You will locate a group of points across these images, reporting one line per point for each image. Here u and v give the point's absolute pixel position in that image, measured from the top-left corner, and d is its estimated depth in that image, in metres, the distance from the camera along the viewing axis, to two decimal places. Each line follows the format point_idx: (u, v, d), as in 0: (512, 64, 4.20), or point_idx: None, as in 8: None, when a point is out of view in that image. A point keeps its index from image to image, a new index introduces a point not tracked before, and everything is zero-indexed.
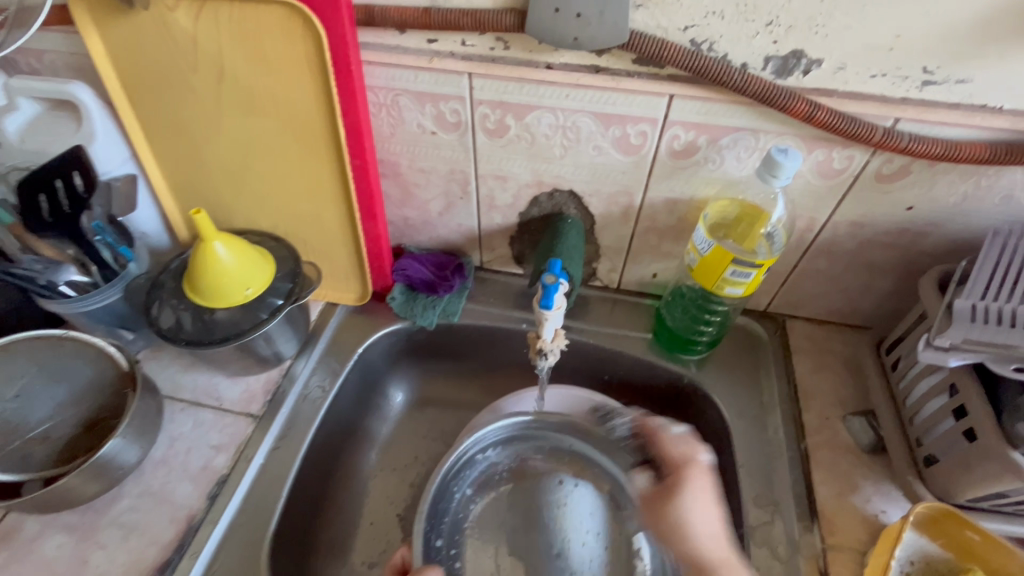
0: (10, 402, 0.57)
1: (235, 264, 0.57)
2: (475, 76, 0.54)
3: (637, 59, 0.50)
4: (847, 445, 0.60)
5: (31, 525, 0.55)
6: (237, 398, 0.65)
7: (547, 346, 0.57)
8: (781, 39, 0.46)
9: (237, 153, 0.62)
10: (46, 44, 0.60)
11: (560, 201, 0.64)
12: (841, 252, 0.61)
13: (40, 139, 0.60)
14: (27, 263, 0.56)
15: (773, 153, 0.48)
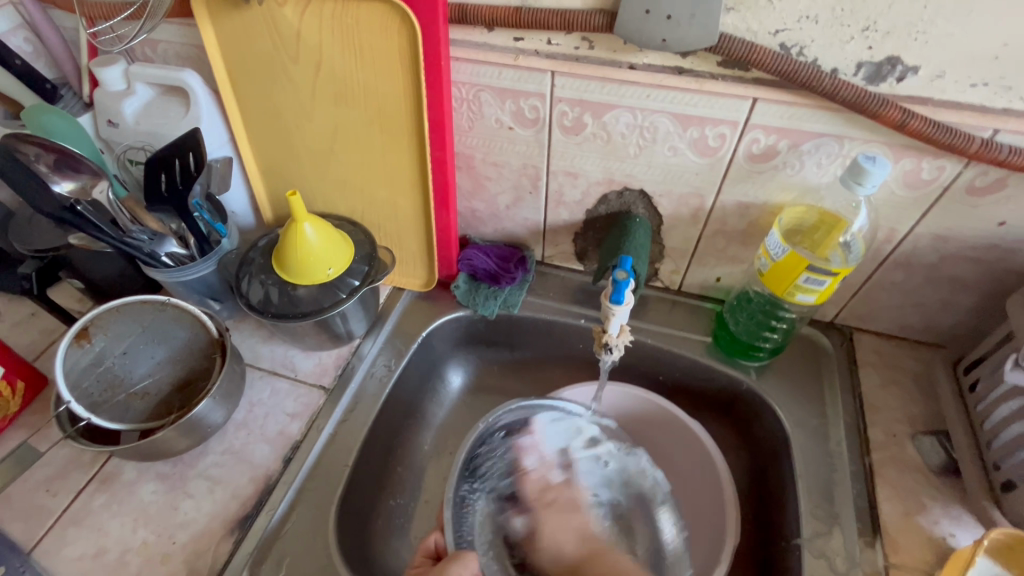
0: (117, 357, 0.61)
1: (320, 245, 0.61)
2: (558, 75, 0.55)
3: (723, 61, 0.50)
4: (916, 464, 0.59)
5: (129, 470, 0.61)
6: (311, 370, 0.69)
7: (613, 341, 0.58)
8: (877, 44, 0.46)
9: (324, 139, 0.66)
10: (163, 35, 0.66)
11: (629, 200, 0.65)
12: (920, 265, 0.59)
13: (154, 122, 0.66)
14: (137, 234, 0.61)
15: (861, 159, 0.48)
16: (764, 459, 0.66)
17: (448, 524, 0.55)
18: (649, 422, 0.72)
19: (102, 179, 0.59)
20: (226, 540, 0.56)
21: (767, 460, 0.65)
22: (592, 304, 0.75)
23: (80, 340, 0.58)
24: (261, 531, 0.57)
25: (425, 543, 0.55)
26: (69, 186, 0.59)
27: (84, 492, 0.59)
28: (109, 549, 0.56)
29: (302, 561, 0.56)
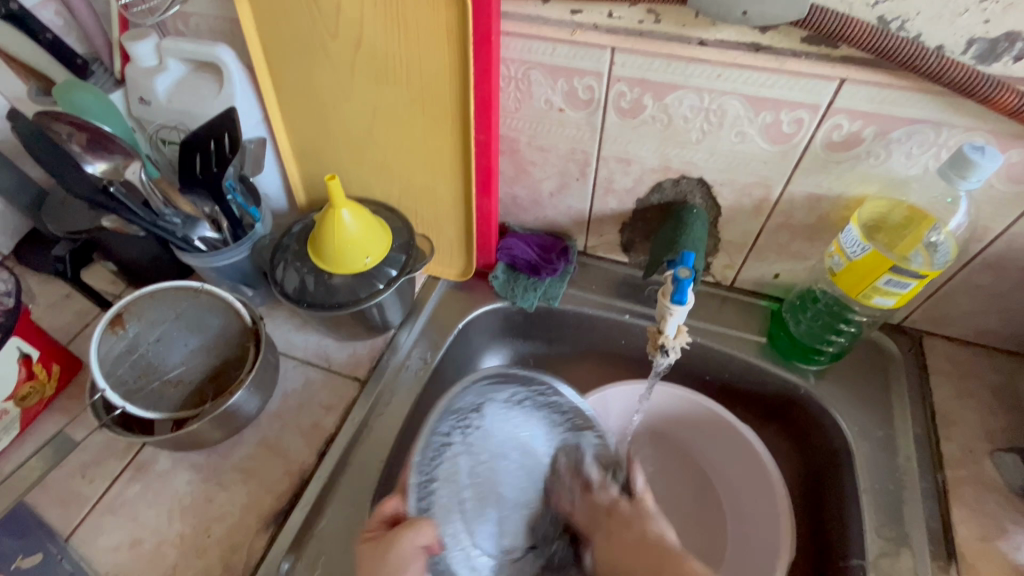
0: (151, 344, 0.60)
1: (360, 232, 0.58)
2: (619, 52, 0.51)
3: (807, 37, 0.45)
4: (995, 483, 0.54)
5: (163, 460, 0.60)
6: (345, 361, 0.67)
7: (669, 343, 0.55)
8: (995, 18, 0.40)
9: (361, 120, 0.62)
10: (196, 8, 0.63)
11: (686, 188, 0.60)
12: (1012, 267, 0.54)
13: (187, 99, 0.63)
14: (169, 217, 0.59)
15: (966, 150, 0.43)
16: (822, 469, 0.62)
17: (408, 490, 0.50)
18: (692, 425, 0.68)
19: (134, 160, 0.57)
20: (262, 536, 0.55)
21: (825, 471, 0.61)
22: (637, 298, 0.71)
23: (115, 326, 0.57)
24: (296, 527, 0.55)
25: (382, 507, 0.49)
26: (101, 166, 0.56)
27: (119, 480, 0.58)
28: (145, 540, 0.55)
29: (338, 560, 0.54)
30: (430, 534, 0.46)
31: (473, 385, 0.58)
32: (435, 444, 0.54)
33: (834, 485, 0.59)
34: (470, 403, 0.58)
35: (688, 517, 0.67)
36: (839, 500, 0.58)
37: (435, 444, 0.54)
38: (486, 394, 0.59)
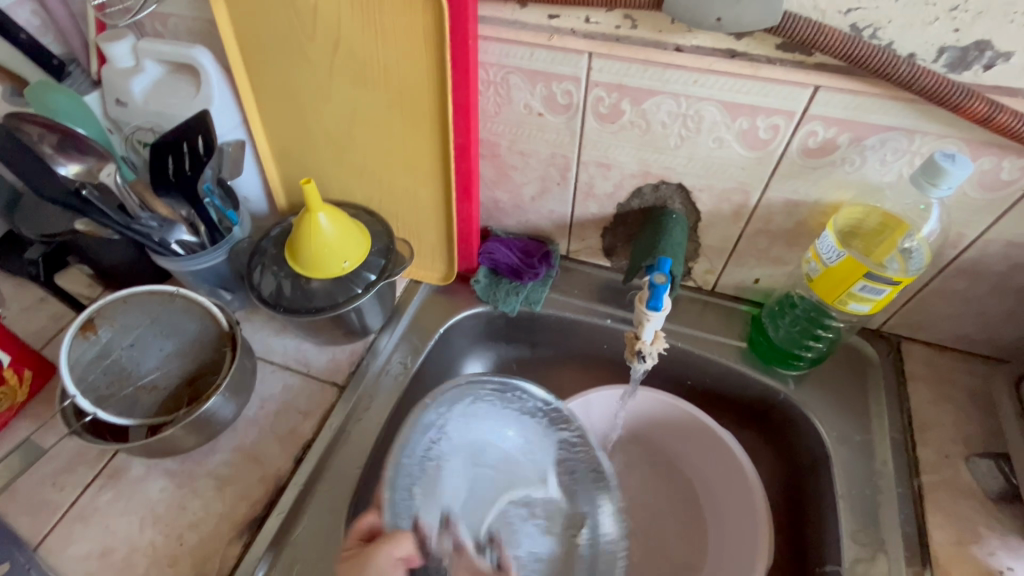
0: (124, 349, 0.59)
1: (336, 237, 0.57)
2: (596, 57, 0.51)
3: (782, 44, 0.45)
4: (971, 488, 0.55)
5: (137, 466, 0.59)
6: (324, 366, 0.67)
7: (646, 348, 0.55)
8: (965, 27, 0.41)
9: (341, 123, 0.62)
10: (173, 9, 0.62)
11: (666, 193, 0.60)
12: (987, 273, 0.54)
13: (163, 101, 0.63)
14: (145, 220, 0.58)
15: (937, 157, 0.44)
16: (801, 473, 0.62)
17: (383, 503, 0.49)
18: (672, 429, 0.68)
19: (108, 162, 0.56)
20: (236, 544, 0.54)
21: (804, 475, 0.61)
22: (619, 303, 0.71)
23: (85, 331, 0.56)
24: (271, 534, 0.54)
25: (358, 523, 0.47)
26: (75, 168, 0.56)
27: (91, 488, 0.57)
28: (117, 549, 0.54)
29: (313, 568, 0.54)
30: (409, 546, 0.44)
31: (442, 399, 0.59)
32: (410, 461, 0.55)
33: (813, 491, 0.59)
34: (438, 415, 0.58)
35: (670, 522, 0.67)
36: (817, 505, 0.58)
37: (409, 467, 0.55)
38: (456, 405, 0.60)
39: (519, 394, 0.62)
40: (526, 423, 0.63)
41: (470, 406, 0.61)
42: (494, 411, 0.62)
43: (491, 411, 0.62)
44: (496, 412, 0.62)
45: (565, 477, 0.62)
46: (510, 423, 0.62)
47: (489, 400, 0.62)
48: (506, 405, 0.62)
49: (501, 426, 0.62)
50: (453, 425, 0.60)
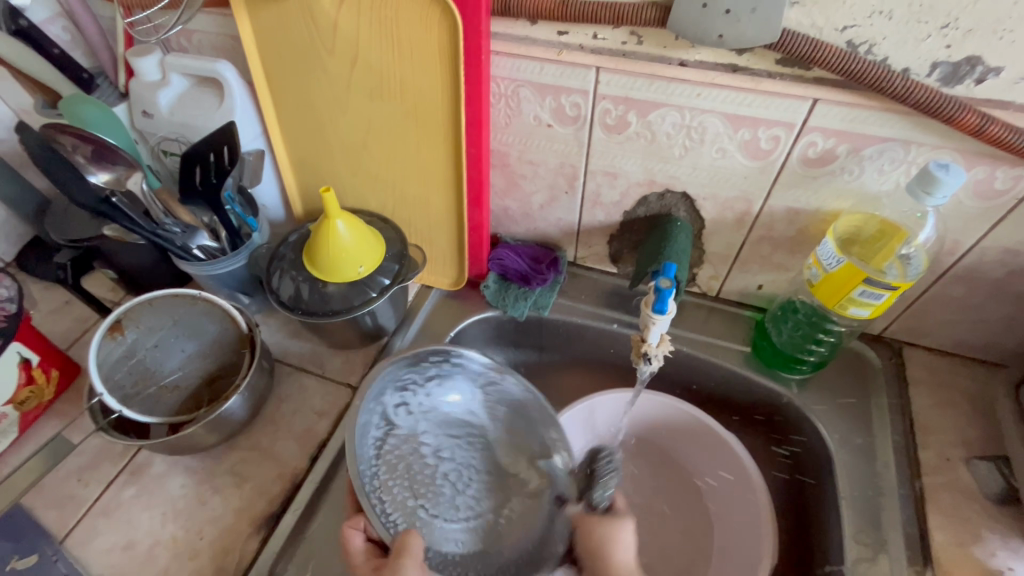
0: (149, 349, 0.61)
1: (352, 243, 0.59)
2: (603, 71, 0.53)
3: (782, 59, 0.47)
4: (972, 490, 0.56)
5: (158, 464, 0.61)
6: (339, 367, 0.69)
7: (652, 350, 0.57)
8: (956, 43, 0.43)
9: (356, 133, 0.64)
10: (198, 25, 0.65)
11: (671, 202, 0.62)
12: (985, 280, 0.55)
13: (188, 112, 0.65)
14: (169, 227, 0.61)
15: (932, 167, 0.45)
16: (805, 474, 0.63)
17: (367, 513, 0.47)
18: (681, 435, 0.70)
19: (137, 171, 0.59)
20: (253, 538, 0.56)
21: (808, 477, 0.62)
22: (625, 308, 0.73)
23: (113, 333, 0.58)
24: (288, 530, 0.56)
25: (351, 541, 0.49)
26: (105, 177, 0.58)
27: (114, 483, 0.59)
28: (139, 542, 0.56)
29: (329, 562, 0.56)
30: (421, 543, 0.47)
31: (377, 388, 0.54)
32: (365, 470, 0.52)
33: (816, 492, 0.60)
34: (377, 410, 0.55)
35: (680, 526, 0.68)
36: (821, 506, 0.59)
37: (366, 480, 0.51)
38: (391, 391, 0.56)
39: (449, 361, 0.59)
40: (459, 384, 0.61)
41: (405, 390, 0.58)
42: (425, 386, 0.59)
43: (423, 384, 0.59)
44: (426, 386, 0.59)
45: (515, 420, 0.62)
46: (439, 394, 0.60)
47: (416, 381, 0.59)
48: (437, 375, 0.59)
49: (432, 398, 0.60)
50: (388, 416, 0.57)
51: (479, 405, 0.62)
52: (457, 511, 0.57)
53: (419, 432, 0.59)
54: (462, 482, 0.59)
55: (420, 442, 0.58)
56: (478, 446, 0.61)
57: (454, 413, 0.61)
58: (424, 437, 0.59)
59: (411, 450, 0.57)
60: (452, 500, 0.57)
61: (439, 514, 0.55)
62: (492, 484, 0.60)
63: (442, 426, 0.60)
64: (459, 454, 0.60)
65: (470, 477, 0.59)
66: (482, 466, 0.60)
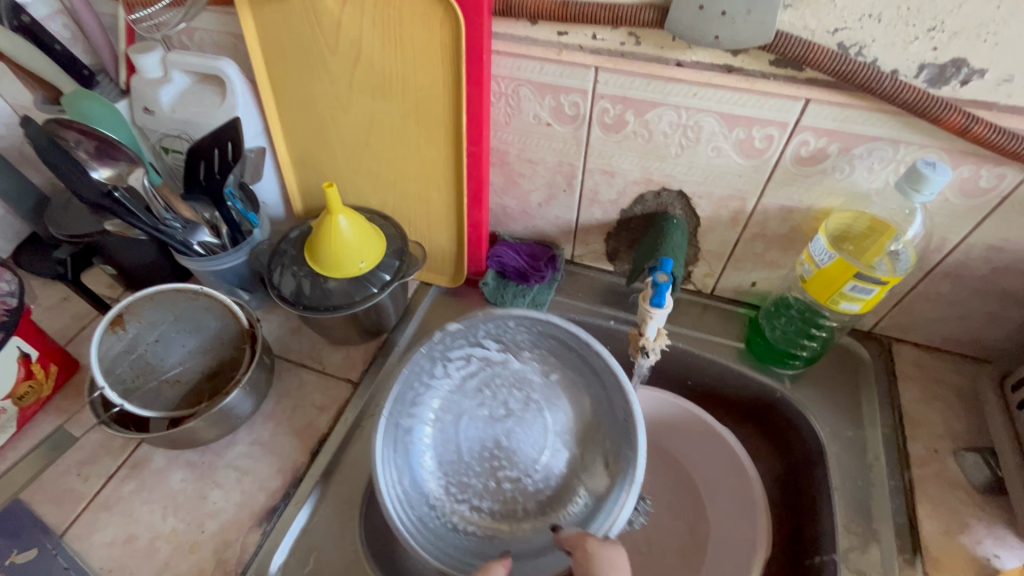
0: (150, 344, 0.62)
1: (354, 239, 0.60)
2: (602, 71, 0.54)
3: (775, 60, 0.49)
4: (959, 480, 0.57)
5: (158, 458, 0.61)
6: (339, 363, 0.69)
7: (649, 344, 0.58)
8: (942, 46, 0.44)
9: (358, 130, 0.65)
10: (200, 24, 0.66)
11: (667, 200, 0.63)
12: (971, 276, 0.57)
13: (190, 109, 0.66)
14: (170, 222, 0.61)
15: (920, 165, 0.47)
16: (799, 467, 0.64)
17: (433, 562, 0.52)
18: (676, 430, 0.71)
19: (138, 167, 0.60)
20: (255, 531, 0.56)
21: (802, 469, 0.64)
22: (621, 305, 0.74)
23: (115, 326, 0.59)
24: (289, 522, 0.57)
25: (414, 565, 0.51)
26: (106, 173, 0.59)
27: (114, 478, 0.60)
28: (139, 536, 0.56)
29: (330, 554, 0.56)
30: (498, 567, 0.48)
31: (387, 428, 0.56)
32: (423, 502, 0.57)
33: (810, 485, 0.62)
34: (403, 440, 0.57)
35: (676, 521, 0.70)
36: (814, 498, 0.60)
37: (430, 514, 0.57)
38: (405, 412, 0.58)
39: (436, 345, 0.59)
40: (465, 351, 0.62)
41: (418, 396, 0.59)
42: (434, 373, 0.60)
43: (430, 375, 0.60)
44: (433, 373, 0.60)
45: (548, 351, 0.62)
46: (453, 368, 0.62)
47: (419, 382, 0.59)
48: (438, 360, 0.60)
49: (444, 373, 0.61)
50: (419, 434, 0.59)
51: (493, 349, 0.62)
52: (540, 459, 0.61)
53: (448, 418, 0.61)
54: (530, 426, 0.62)
55: (459, 424, 0.62)
56: (518, 386, 0.63)
57: (474, 371, 0.62)
58: (455, 412, 0.62)
59: (450, 435, 0.61)
60: (527, 440, 0.61)
61: (523, 462, 0.61)
62: (558, 409, 0.62)
63: (466, 392, 0.62)
64: (502, 395, 0.63)
65: (530, 406, 0.62)
66: (537, 396, 0.63)
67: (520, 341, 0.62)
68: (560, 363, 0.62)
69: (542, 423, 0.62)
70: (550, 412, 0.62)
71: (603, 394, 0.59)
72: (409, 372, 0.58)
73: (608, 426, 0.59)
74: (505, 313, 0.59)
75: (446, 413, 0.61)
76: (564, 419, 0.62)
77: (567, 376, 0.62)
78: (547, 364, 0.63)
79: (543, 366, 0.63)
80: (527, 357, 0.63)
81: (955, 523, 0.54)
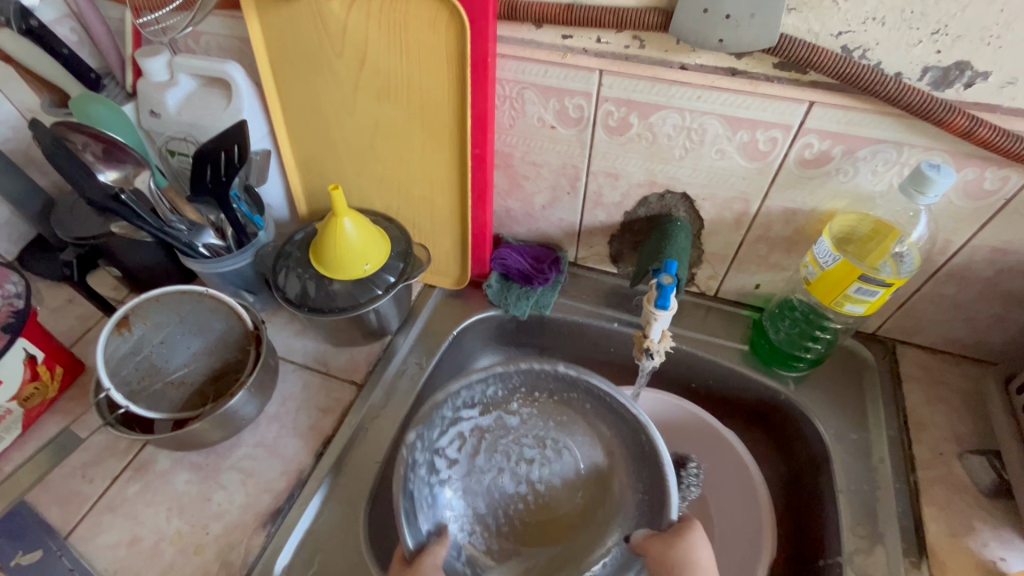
0: (155, 346, 0.62)
1: (359, 241, 0.60)
2: (606, 74, 0.54)
3: (779, 63, 0.49)
4: (965, 483, 0.57)
5: (163, 460, 0.61)
6: (343, 365, 0.69)
7: (654, 346, 0.58)
8: (945, 49, 0.44)
9: (363, 134, 0.65)
10: (207, 27, 0.66)
11: (671, 202, 0.64)
12: (975, 278, 0.57)
13: (197, 113, 0.67)
14: (176, 224, 0.61)
15: (924, 167, 0.47)
16: (803, 470, 0.64)
17: None
18: (680, 435, 0.71)
19: (144, 169, 0.60)
20: (259, 533, 0.56)
21: (806, 472, 0.64)
22: (625, 307, 0.74)
23: (121, 328, 0.59)
24: (293, 524, 0.57)
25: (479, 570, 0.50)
26: (113, 175, 0.58)
27: (119, 479, 0.60)
28: (144, 537, 0.56)
29: (334, 556, 0.56)
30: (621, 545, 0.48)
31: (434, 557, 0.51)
32: None
33: (814, 487, 0.62)
34: (429, 502, 0.55)
35: None
36: (819, 500, 0.60)
37: None
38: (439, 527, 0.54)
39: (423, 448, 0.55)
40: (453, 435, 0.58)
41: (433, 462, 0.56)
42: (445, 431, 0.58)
43: (434, 476, 0.56)
44: (441, 441, 0.57)
45: (529, 388, 0.60)
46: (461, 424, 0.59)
47: (428, 491, 0.55)
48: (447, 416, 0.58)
49: (452, 437, 0.58)
50: (443, 499, 0.56)
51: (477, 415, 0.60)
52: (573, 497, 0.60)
53: (472, 500, 0.58)
54: (549, 465, 0.61)
55: (485, 501, 0.59)
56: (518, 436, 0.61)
57: (470, 441, 0.60)
58: (473, 491, 0.59)
59: (484, 510, 0.59)
60: (556, 466, 0.61)
61: (562, 495, 0.60)
62: (568, 429, 0.61)
63: (471, 465, 0.59)
64: (506, 448, 0.61)
65: (539, 440, 0.61)
66: (542, 427, 0.61)
67: (498, 395, 0.60)
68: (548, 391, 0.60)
69: (567, 462, 0.61)
70: (560, 436, 0.61)
71: (603, 409, 0.58)
72: (415, 497, 0.53)
73: (629, 456, 0.57)
74: (473, 374, 0.57)
75: (467, 497, 0.58)
76: (576, 434, 0.61)
77: (572, 412, 0.61)
78: (534, 403, 0.61)
79: (541, 403, 0.61)
80: (510, 404, 0.61)
81: (961, 525, 0.54)
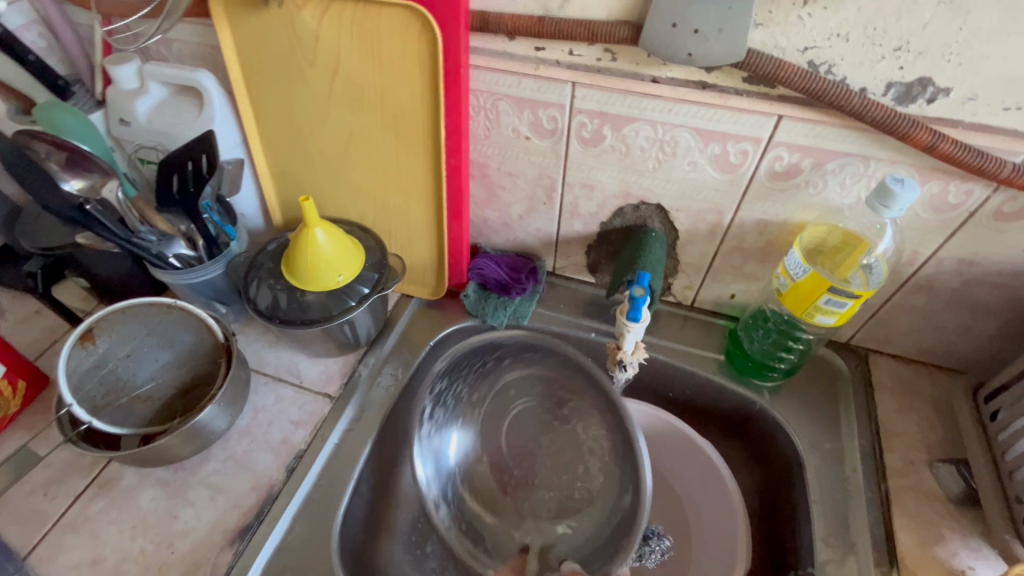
0: (121, 359, 0.60)
1: (331, 252, 0.59)
2: (579, 86, 0.55)
3: (748, 77, 0.49)
4: (935, 492, 0.58)
5: (129, 476, 0.60)
6: (317, 377, 0.68)
7: (627, 358, 0.58)
8: (908, 65, 0.45)
9: (338, 144, 0.65)
10: (177, 34, 0.65)
11: (646, 213, 0.64)
12: (942, 289, 0.58)
13: (166, 121, 0.65)
14: (145, 235, 0.60)
15: (888, 181, 0.48)
16: (778, 478, 0.64)
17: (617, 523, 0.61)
18: (658, 444, 0.71)
19: (112, 179, 0.58)
20: (227, 551, 0.55)
21: (780, 481, 0.64)
22: (603, 317, 0.74)
23: (85, 342, 0.57)
24: (262, 542, 0.56)
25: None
26: (78, 184, 0.57)
27: (82, 497, 0.58)
28: (107, 557, 0.55)
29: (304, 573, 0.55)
30: None
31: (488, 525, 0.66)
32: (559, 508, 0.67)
33: (789, 497, 0.62)
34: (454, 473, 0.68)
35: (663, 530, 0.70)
36: (794, 510, 0.60)
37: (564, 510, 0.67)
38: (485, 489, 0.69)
39: (434, 459, 0.66)
40: (452, 430, 0.69)
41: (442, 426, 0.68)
42: (445, 405, 0.68)
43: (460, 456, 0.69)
44: (443, 440, 0.67)
45: (466, 366, 0.68)
46: (463, 397, 0.70)
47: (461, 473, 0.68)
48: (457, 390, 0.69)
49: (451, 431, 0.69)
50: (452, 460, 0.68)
51: (452, 412, 0.69)
52: (564, 448, 0.70)
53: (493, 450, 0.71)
54: (545, 421, 0.71)
55: (505, 446, 0.71)
56: (496, 398, 0.72)
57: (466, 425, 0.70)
58: (490, 444, 0.71)
59: (507, 452, 0.71)
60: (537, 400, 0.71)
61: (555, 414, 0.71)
62: (526, 372, 0.71)
63: (477, 432, 0.71)
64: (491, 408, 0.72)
65: (507, 386, 0.72)
66: (506, 380, 0.71)
67: (456, 391, 0.69)
68: (482, 358, 0.69)
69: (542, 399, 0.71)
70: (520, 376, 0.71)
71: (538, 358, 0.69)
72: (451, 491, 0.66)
73: (607, 418, 0.66)
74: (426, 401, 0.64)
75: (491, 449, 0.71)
76: (528, 371, 0.71)
77: (550, 374, 0.70)
78: (486, 375, 0.71)
79: (493, 368, 0.70)
80: (467, 386, 0.70)
81: (929, 534, 0.55)
